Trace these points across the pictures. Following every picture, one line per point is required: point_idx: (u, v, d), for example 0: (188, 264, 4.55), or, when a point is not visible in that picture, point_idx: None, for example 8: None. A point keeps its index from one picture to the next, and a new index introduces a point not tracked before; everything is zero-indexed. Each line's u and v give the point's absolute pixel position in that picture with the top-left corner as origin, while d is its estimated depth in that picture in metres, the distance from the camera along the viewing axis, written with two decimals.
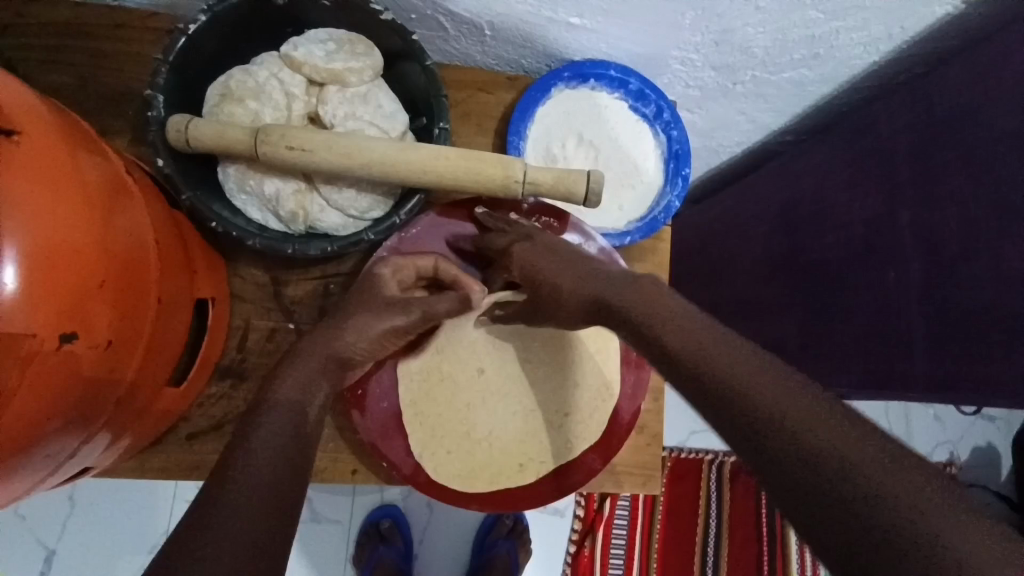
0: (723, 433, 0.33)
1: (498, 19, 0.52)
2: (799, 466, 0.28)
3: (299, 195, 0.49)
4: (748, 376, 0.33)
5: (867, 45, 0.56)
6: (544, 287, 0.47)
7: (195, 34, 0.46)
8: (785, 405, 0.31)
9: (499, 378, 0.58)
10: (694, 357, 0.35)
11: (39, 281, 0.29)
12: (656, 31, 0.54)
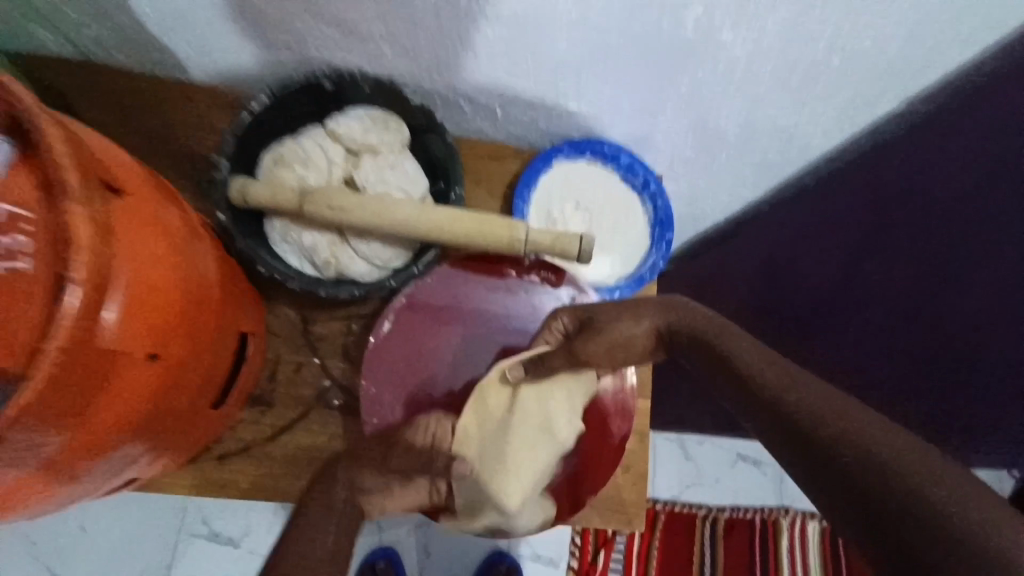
0: (787, 449, 0.39)
1: (508, 102, 0.62)
2: (861, 471, 0.34)
3: (333, 246, 0.57)
4: (809, 394, 0.40)
5: (826, 134, 0.65)
6: (597, 320, 0.55)
7: (259, 112, 0.56)
8: (844, 418, 0.37)
9: (530, 444, 0.54)
10: (752, 376, 0.44)
11: (139, 312, 0.35)
12: (642, 115, 0.63)
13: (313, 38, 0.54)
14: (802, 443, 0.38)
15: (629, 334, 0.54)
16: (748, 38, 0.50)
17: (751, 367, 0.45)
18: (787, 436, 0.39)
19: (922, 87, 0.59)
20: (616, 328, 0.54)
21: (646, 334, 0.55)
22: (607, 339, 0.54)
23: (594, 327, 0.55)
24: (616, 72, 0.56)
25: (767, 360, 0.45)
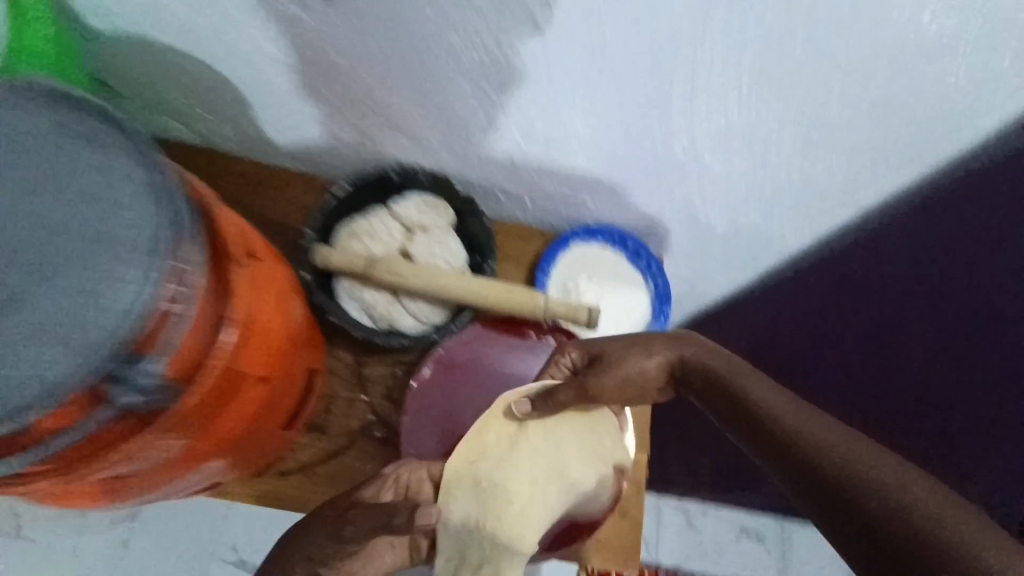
0: (802, 477, 0.48)
1: (535, 195, 0.76)
2: (865, 496, 0.43)
3: (388, 303, 0.70)
4: (818, 430, 0.50)
5: (802, 240, 0.75)
6: (604, 357, 0.65)
7: (341, 196, 0.72)
8: (850, 451, 0.47)
9: (519, 485, 0.60)
10: (766, 413, 0.54)
11: (261, 348, 0.48)
12: (646, 212, 0.75)
13: (389, 144, 0.69)
14: (815, 473, 0.47)
15: (640, 369, 0.64)
16: (728, 168, 0.62)
17: (767, 405, 0.55)
18: (807, 478, 0.48)
19: (882, 209, 0.69)
20: (628, 364, 0.64)
21: (658, 370, 0.65)
22: (619, 372, 0.64)
23: (608, 364, 0.64)
24: (626, 181, 0.69)
25: (784, 399, 0.55)
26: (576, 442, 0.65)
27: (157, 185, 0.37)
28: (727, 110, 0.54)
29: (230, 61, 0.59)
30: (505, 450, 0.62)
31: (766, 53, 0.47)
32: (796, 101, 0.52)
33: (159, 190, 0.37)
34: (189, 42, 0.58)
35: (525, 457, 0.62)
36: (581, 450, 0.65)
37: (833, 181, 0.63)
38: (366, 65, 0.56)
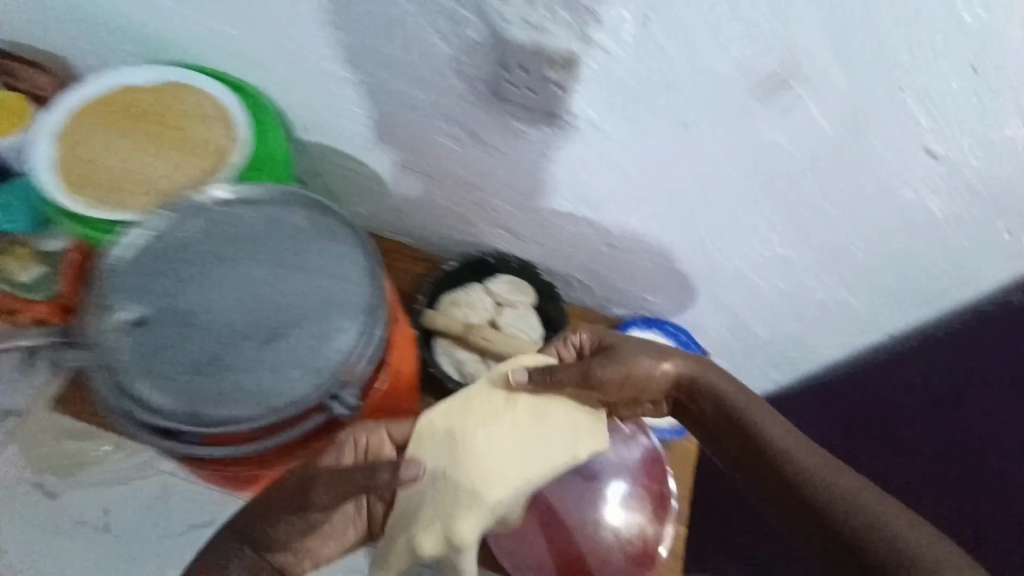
0: (816, 529, 0.54)
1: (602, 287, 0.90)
2: (883, 556, 0.49)
3: (476, 363, 0.85)
4: (834, 484, 0.54)
5: (834, 348, 0.85)
6: (617, 349, 0.63)
7: (449, 271, 0.89)
8: (869, 509, 0.52)
9: (488, 452, 0.56)
10: (778, 457, 0.57)
11: (396, 388, 0.62)
12: (695, 312, 0.87)
13: (490, 234, 0.86)
14: (832, 527, 0.52)
15: (647, 370, 0.63)
16: (769, 284, 0.74)
17: (779, 450, 0.58)
18: (825, 534, 0.53)
19: (905, 330, 0.79)
20: (636, 358, 0.62)
21: (666, 378, 0.64)
22: (627, 366, 0.61)
23: (614, 354, 0.62)
24: (683, 285, 0.82)
25: (803, 447, 0.57)
26: (567, 425, 0.59)
27: (374, 272, 0.52)
28: (770, 244, 0.67)
29: (384, 170, 0.78)
30: (490, 419, 0.57)
31: (803, 211, 0.61)
32: (826, 244, 0.65)
33: (373, 272, 0.52)
34: (359, 154, 0.77)
35: (503, 428, 0.57)
36: (572, 434, 0.59)
37: (860, 305, 0.74)
38: (486, 180, 0.73)
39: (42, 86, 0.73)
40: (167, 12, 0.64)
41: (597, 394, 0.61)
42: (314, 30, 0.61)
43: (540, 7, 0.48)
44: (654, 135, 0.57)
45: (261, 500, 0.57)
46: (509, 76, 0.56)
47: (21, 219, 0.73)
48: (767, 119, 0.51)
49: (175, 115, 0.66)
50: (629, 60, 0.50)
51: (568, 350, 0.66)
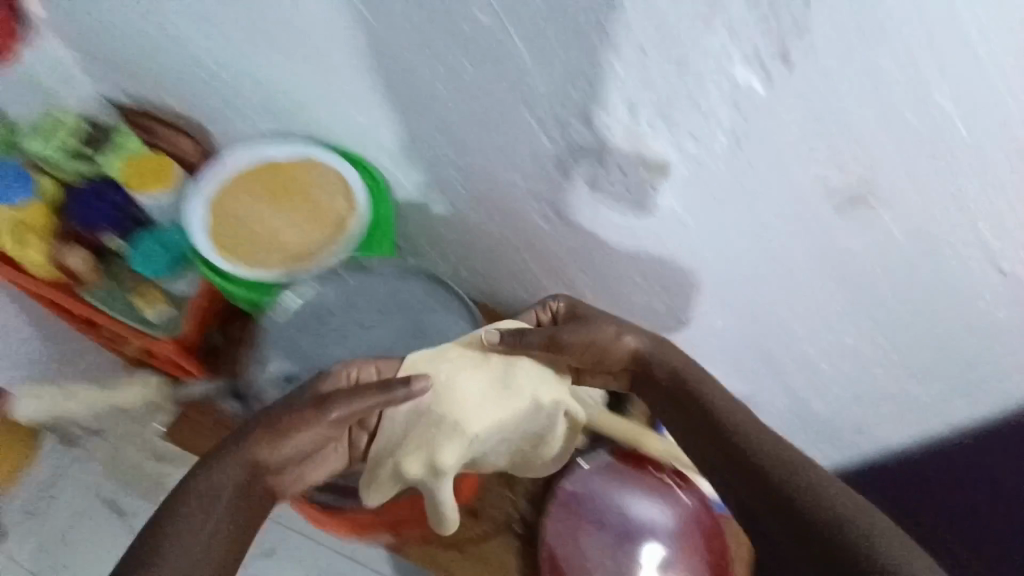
0: (790, 525, 0.57)
1: None
2: (857, 546, 0.54)
3: None
4: (813, 481, 0.58)
5: (895, 433, 0.86)
6: (583, 319, 0.71)
7: None
8: (844, 504, 0.56)
9: (455, 392, 0.66)
10: (765, 458, 0.60)
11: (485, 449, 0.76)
12: (756, 386, 0.90)
13: None
14: (812, 522, 0.56)
15: (604, 339, 0.70)
16: (832, 365, 0.77)
17: (762, 453, 0.61)
18: (803, 529, 0.57)
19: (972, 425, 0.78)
20: (600, 327, 0.70)
21: (629, 349, 0.70)
22: (588, 334, 0.69)
23: (579, 324, 0.70)
24: (746, 360, 0.85)
25: (782, 448, 0.61)
26: (533, 378, 0.69)
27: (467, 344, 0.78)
28: (838, 332, 0.71)
29: (472, 236, 0.85)
30: (466, 368, 0.68)
31: (871, 306, 0.65)
32: (892, 336, 0.69)
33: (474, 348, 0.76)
34: (451, 222, 0.85)
35: (475, 374, 0.68)
36: (537, 381, 0.69)
37: (922, 395, 0.76)
38: (566, 253, 0.80)
39: (187, 150, 0.86)
40: (308, 100, 0.74)
41: (565, 357, 0.69)
42: (430, 123, 0.70)
43: (644, 123, 0.56)
44: (733, 228, 0.64)
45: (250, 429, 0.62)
46: (607, 173, 0.63)
47: (161, 265, 0.86)
48: (842, 227, 0.57)
49: (303, 188, 0.78)
50: (718, 169, 0.57)
51: (546, 313, 0.74)
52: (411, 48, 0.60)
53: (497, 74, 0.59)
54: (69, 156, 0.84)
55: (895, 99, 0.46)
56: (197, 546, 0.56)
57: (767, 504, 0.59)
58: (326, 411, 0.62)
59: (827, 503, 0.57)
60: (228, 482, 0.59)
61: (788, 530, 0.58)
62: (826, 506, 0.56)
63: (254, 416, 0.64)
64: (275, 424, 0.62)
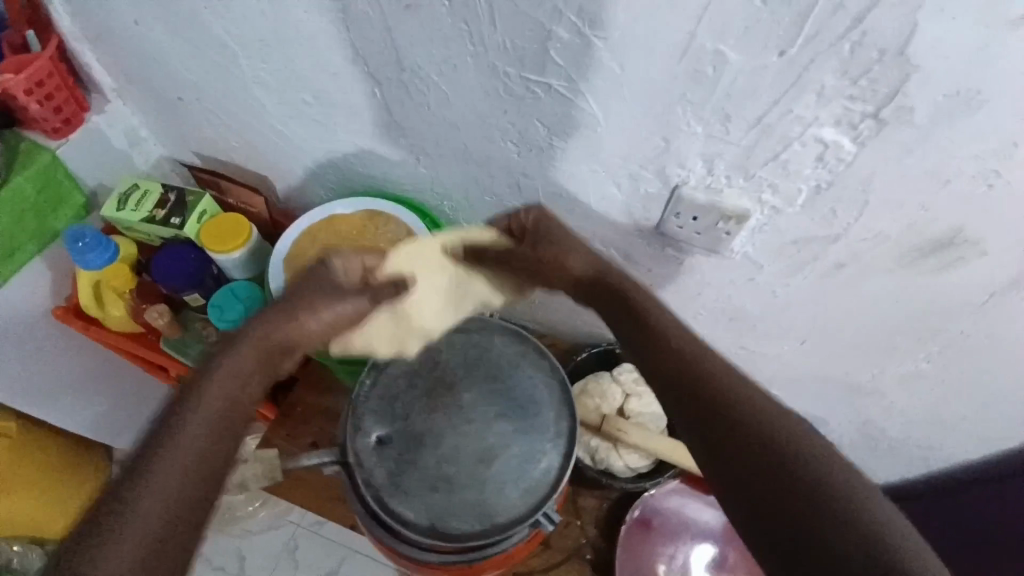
0: (756, 490, 0.46)
1: None
2: (836, 522, 0.43)
3: (607, 450, 0.90)
4: (791, 447, 0.47)
5: (971, 451, 0.83)
6: (552, 235, 0.67)
7: (581, 359, 0.97)
8: (827, 477, 0.45)
9: (433, 288, 0.71)
10: (747, 420, 0.49)
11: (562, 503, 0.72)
12: (820, 406, 0.88)
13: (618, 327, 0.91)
14: (782, 493, 0.45)
15: (565, 257, 0.66)
16: (904, 385, 0.76)
17: (736, 410, 0.49)
18: (773, 500, 0.45)
19: None
20: (558, 237, 0.67)
21: (581, 271, 0.66)
22: (553, 252, 0.66)
23: (539, 232, 0.67)
24: (811, 384, 0.84)
25: (778, 412, 0.49)
26: (484, 284, 0.72)
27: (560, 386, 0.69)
28: (914, 358, 0.71)
29: None
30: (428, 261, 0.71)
31: (950, 334, 0.65)
32: (971, 362, 0.68)
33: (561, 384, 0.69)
34: None
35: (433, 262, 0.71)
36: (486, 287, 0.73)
37: (1004, 413, 0.74)
38: None
39: (254, 203, 0.93)
40: (375, 152, 0.76)
41: (512, 275, 0.71)
42: (492, 173, 0.71)
43: (719, 175, 0.57)
44: (809, 268, 0.63)
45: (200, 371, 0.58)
46: (679, 218, 0.63)
47: (235, 319, 0.88)
48: (929, 262, 0.57)
49: (372, 240, 0.81)
50: (797, 215, 0.58)
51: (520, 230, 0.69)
52: (487, 108, 0.62)
53: (570, 131, 0.60)
54: (146, 220, 0.88)
55: (986, 155, 0.46)
56: (184, 490, 0.49)
57: (706, 448, 0.49)
58: (301, 304, 0.63)
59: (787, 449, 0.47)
60: (202, 433, 0.52)
61: (734, 478, 0.47)
62: (784, 445, 0.47)
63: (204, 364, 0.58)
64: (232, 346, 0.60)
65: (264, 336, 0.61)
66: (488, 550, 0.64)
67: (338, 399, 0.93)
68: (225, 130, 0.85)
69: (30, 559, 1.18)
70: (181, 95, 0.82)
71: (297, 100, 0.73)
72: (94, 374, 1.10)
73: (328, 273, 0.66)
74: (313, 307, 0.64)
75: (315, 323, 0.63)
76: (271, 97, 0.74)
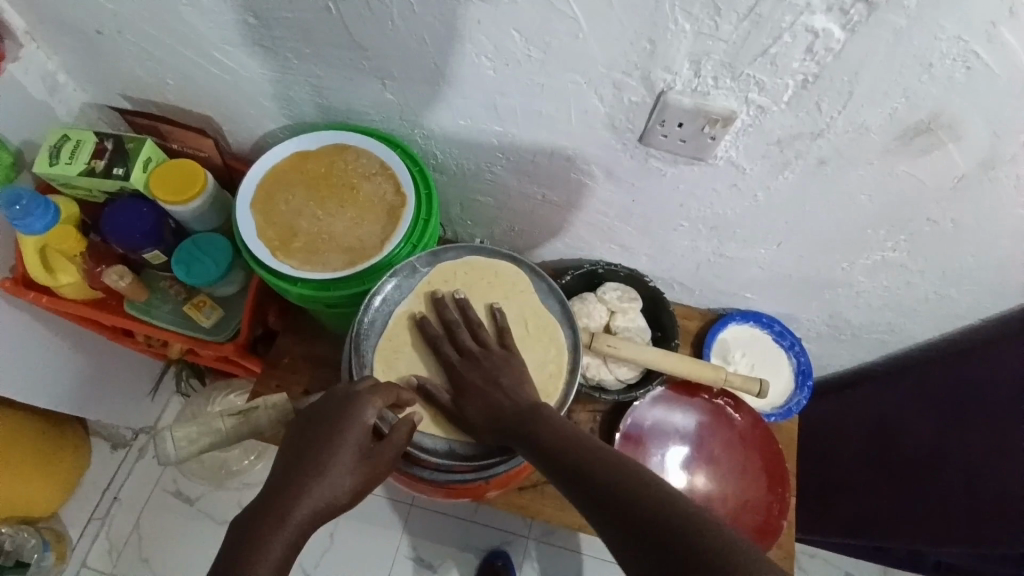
0: (569, 484, 0.55)
1: (704, 289, 0.95)
2: (619, 497, 0.50)
3: (595, 366, 0.89)
4: (590, 454, 0.55)
5: (925, 330, 0.92)
6: (482, 357, 0.68)
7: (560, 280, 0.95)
8: (618, 472, 0.52)
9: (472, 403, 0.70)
10: (559, 435, 0.58)
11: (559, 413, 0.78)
12: (788, 304, 0.94)
13: (602, 248, 0.91)
14: (583, 478, 0.54)
15: (494, 372, 0.66)
16: (868, 276, 0.81)
17: (544, 432, 0.59)
18: (581, 490, 0.53)
19: (999, 311, 0.84)
20: (509, 373, 0.66)
21: (486, 379, 0.66)
22: (492, 364, 0.67)
23: (489, 361, 0.67)
24: (784, 285, 0.88)
25: (582, 434, 0.58)
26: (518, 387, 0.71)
27: (564, 311, 0.75)
28: (883, 248, 0.75)
29: (506, 199, 0.83)
30: None
31: (918, 221, 0.69)
32: (935, 245, 0.73)
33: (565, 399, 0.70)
34: (483, 188, 0.83)
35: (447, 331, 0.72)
36: None
37: (956, 292, 0.81)
38: (605, 208, 0.79)
39: (204, 147, 0.86)
40: (335, 80, 0.71)
41: (452, 400, 0.67)
42: (465, 94, 0.67)
43: (706, 77, 0.56)
44: (792, 167, 0.64)
45: (242, 530, 0.54)
46: (663, 127, 0.62)
47: (201, 273, 0.83)
48: (903, 152, 0.59)
49: (345, 175, 0.76)
50: (782, 113, 0.58)
51: (450, 348, 0.69)
52: (458, 19, 0.58)
53: (550, 41, 0.57)
54: (85, 174, 0.80)
55: (969, 36, 0.48)
56: None
57: (542, 462, 0.58)
58: (330, 455, 0.58)
59: (616, 496, 0.51)
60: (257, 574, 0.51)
61: (562, 478, 0.55)
62: (593, 457, 0.55)
63: (262, 498, 0.56)
64: (276, 492, 0.56)
65: (314, 481, 0.57)
66: (501, 468, 0.67)
67: (324, 345, 0.92)
68: (157, 66, 0.76)
69: (22, 539, 1.17)
70: (100, 28, 0.73)
71: (240, 24, 0.66)
72: (55, 348, 1.04)
73: (353, 416, 0.60)
74: (353, 448, 0.59)
75: (343, 480, 0.58)
76: (210, 23, 0.67)
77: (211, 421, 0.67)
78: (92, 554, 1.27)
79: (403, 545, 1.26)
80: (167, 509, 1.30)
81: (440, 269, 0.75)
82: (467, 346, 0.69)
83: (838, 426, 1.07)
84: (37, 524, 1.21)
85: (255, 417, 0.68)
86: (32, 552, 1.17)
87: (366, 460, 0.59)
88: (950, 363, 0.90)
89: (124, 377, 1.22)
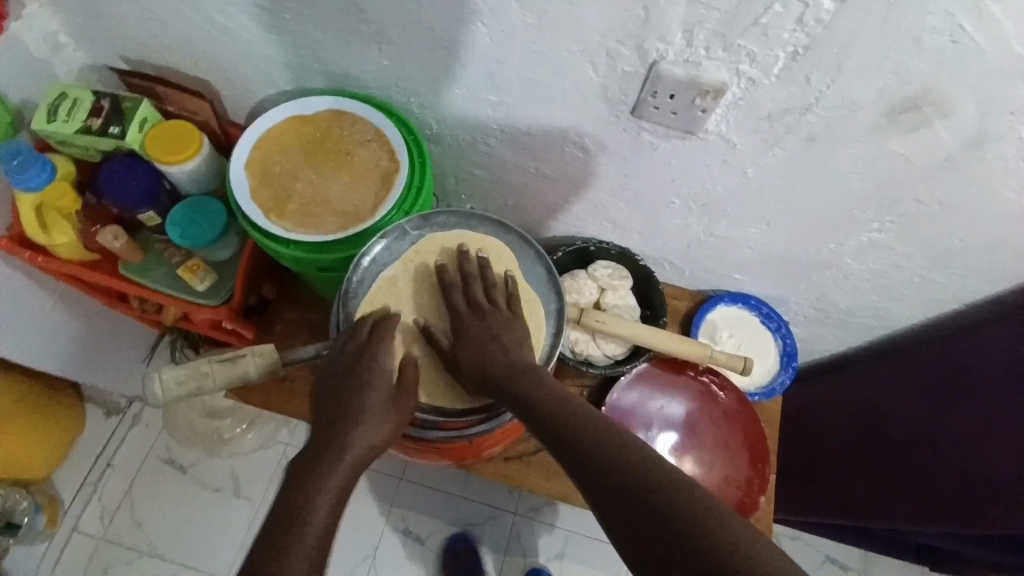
0: (551, 438, 0.57)
1: (695, 270, 0.96)
2: (598, 451, 0.53)
3: (583, 341, 0.90)
4: (571, 410, 0.58)
5: (910, 314, 0.93)
6: (490, 314, 0.68)
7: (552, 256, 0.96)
8: (597, 430, 0.55)
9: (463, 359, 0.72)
10: (542, 390, 0.60)
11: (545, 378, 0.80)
12: (777, 286, 0.95)
13: (595, 225, 0.91)
14: (564, 433, 0.56)
15: (497, 326, 0.67)
16: (857, 258, 0.82)
17: (528, 388, 0.61)
18: (561, 444, 0.56)
19: (982, 296, 0.86)
20: (511, 333, 0.67)
21: (488, 334, 0.67)
22: (497, 323, 0.67)
23: (493, 319, 0.68)
24: (773, 266, 0.90)
25: (565, 391, 0.60)
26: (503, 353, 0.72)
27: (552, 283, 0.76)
28: (871, 229, 0.76)
29: (501, 172, 0.84)
30: None
31: (905, 202, 0.70)
32: (922, 226, 0.74)
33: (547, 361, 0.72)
34: (478, 160, 0.83)
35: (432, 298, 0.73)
36: None
37: (941, 276, 0.82)
38: (599, 184, 0.80)
39: (199, 110, 0.85)
40: (332, 45, 0.71)
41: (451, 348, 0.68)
42: (461, 62, 0.67)
43: (699, 47, 0.56)
44: (783, 142, 0.65)
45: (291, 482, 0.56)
46: (656, 99, 0.63)
47: (196, 235, 0.84)
48: (892, 129, 0.60)
49: (338, 141, 0.77)
50: (773, 86, 0.59)
51: (459, 300, 0.70)
52: None
53: (546, 8, 0.57)
54: (82, 132, 0.80)
55: (956, 10, 0.48)
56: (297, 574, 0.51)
57: (526, 415, 0.59)
58: (361, 405, 0.61)
59: (596, 449, 0.54)
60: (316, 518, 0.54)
61: (545, 431, 0.58)
62: (574, 413, 0.57)
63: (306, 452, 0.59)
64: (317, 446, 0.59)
65: (354, 425, 0.60)
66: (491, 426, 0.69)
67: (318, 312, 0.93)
68: (155, 27, 0.76)
69: (13, 500, 1.18)
70: None
71: None
72: (49, 311, 1.04)
73: (374, 365, 0.64)
74: (379, 386, 0.63)
75: (379, 425, 0.61)
76: None
77: (199, 366, 0.68)
78: (83, 518, 1.28)
79: (392, 517, 1.28)
80: (159, 476, 1.31)
81: (429, 239, 0.76)
82: (475, 303, 0.69)
83: (823, 409, 1.09)
84: (27, 486, 1.22)
85: (242, 365, 0.69)
86: (22, 515, 1.19)
87: (393, 399, 0.63)
88: (931, 347, 0.92)
89: (120, 344, 1.23)
